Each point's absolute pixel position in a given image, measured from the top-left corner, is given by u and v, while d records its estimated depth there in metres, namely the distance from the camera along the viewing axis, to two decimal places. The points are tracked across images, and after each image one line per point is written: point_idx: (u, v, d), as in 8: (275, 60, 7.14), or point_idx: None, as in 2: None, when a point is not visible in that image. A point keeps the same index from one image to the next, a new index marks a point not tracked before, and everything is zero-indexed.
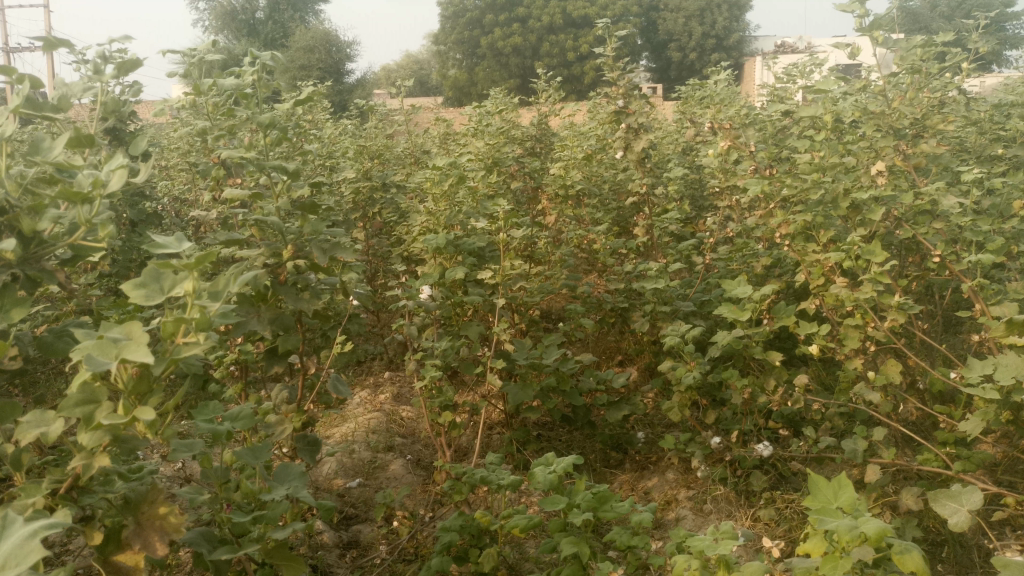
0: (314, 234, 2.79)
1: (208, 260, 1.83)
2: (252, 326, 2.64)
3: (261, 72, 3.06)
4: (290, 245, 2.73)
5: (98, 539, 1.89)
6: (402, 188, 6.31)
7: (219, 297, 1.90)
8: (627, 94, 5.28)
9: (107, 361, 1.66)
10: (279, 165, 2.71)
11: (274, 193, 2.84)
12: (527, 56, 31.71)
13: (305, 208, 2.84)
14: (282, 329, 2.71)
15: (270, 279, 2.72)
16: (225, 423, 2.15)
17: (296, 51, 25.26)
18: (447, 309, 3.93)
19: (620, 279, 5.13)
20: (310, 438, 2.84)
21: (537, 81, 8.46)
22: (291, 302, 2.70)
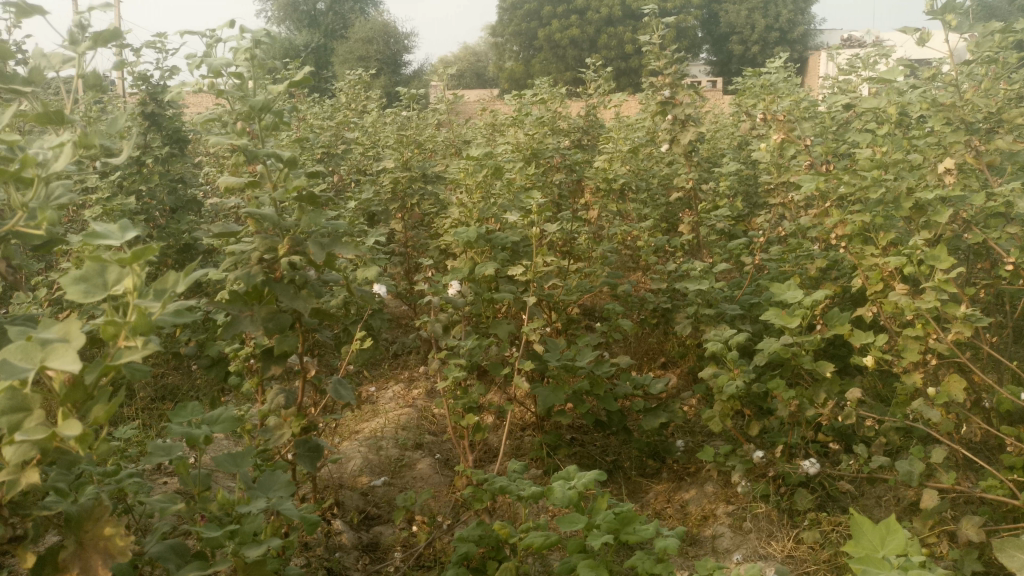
0: (315, 228, 2.63)
1: (147, 257, 1.69)
2: (243, 329, 2.57)
3: (254, 49, 3.03)
4: (285, 240, 2.58)
5: (31, 561, 1.80)
6: (443, 179, 6.17)
7: (163, 296, 1.75)
8: (674, 84, 5.03)
9: (28, 367, 1.55)
10: (272, 153, 2.59)
11: (273, 182, 2.71)
12: (585, 49, 31.34)
13: (305, 200, 2.68)
14: (278, 329, 2.62)
15: (265, 276, 2.58)
16: (203, 427, 2.13)
17: (355, 42, 25.43)
18: (477, 306, 3.76)
19: (664, 278, 4.89)
20: (312, 444, 2.67)
21: (589, 70, 8.22)
22: (285, 301, 2.57)
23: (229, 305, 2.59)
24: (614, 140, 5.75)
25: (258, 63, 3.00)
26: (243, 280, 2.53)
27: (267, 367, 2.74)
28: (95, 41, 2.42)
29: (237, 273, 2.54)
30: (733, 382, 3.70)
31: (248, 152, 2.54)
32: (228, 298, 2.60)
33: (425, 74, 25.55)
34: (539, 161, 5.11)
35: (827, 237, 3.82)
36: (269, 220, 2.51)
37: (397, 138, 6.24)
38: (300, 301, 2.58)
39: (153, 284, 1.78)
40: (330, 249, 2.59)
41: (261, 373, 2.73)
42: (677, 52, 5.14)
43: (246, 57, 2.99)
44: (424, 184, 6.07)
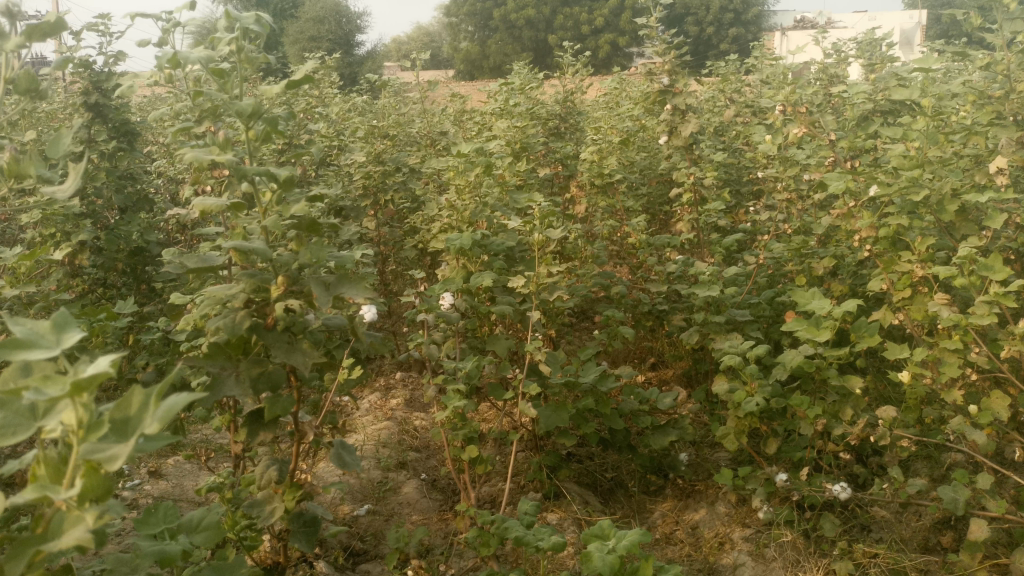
0: (315, 262, 2.29)
1: (95, 383, 1.34)
2: (228, 392, 2.22)
3: (242, 43, 2.59)
4: (279, 277, 2.22)
5: None
6: (417, 172, 5.79)
7: (125, 435, 1.41)
8: (673, 71, 4.70)
9: None
10: (264, 171, 2.17)
11: (261, 206, 2.34)
12: (541, 29, 30.81)
13: (301, 227, 2.31)
14: (269, 387, 2.27)
15: (256, 323, 2.22)
16: (181, 542, 1.95)
17: (307, 22, 24.60)
18: (473, 320, 3.41)
19: (662, 278, 4.59)
20: (307, 518, 2.57)
21: (563, 53, 7.85)
22: (280, 355, 2.21)
23: (210, 362, 2.24)
24: (601, 130, 5.41)
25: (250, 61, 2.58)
26: (226, 329, 2.16)
27: (254, 434, 2.40)
28: (29, 35, 2.09)
29: (220, 320, 2.17)
30: (753, 398, 3.43)
31: (233, 172, 2.17)
32: (207, 352, 2.25)
33: (379, 55, 24.82)
34: (526, 155, 4.75)
35: (850, 238, 3.56)
36: (261, 256, 2.14)
37: (367, 128, 5.81)
38: (298, 352, 2.24)
39: (112, 413, 1.43)
40: (334, 289, 2.25)
41: (246, 443, 2.37)
42: (673, 36, 4.82)
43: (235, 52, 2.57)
44: (398, 179, 5.67)
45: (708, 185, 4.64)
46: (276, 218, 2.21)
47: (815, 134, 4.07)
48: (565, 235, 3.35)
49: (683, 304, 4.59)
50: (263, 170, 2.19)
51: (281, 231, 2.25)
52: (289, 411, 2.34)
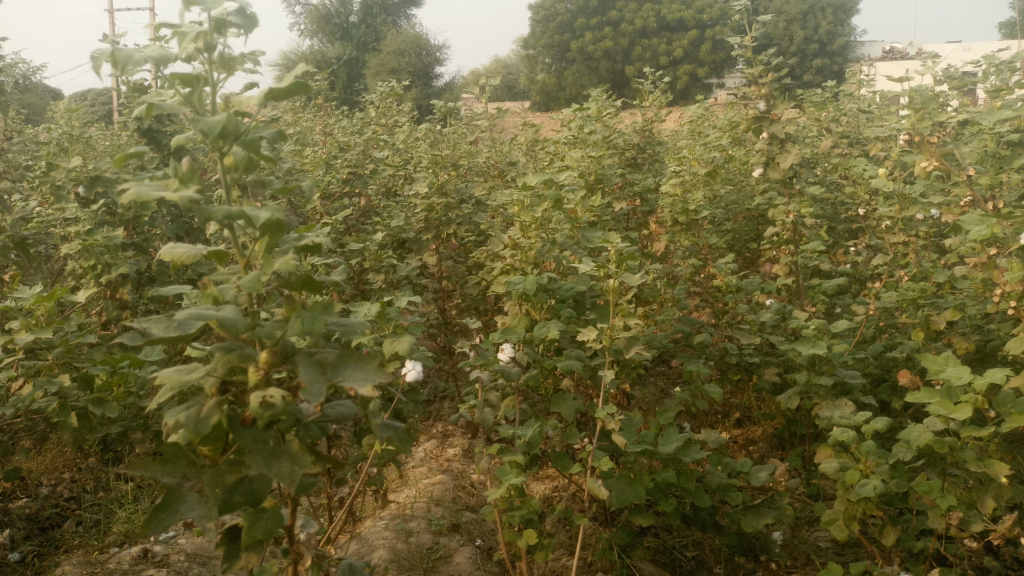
0: (308, 334, 1.83)
1: None
2: (186, 513, 1.85)
3: (209, 38, 2.02)
4: (262, 355, 1.81)
5: None
6: (483, 205, 5.41)
7: None
8: (771, 95, 4.16)
9: None
10: (237, 214, 1.74)
11: (244, 258, 1.91)
12: (618, 61, 30.47)
13: (295, 286, 1.87)
14: (247, 495, 1.84)
15: (230, 414, 1.81)
16: None
17: (387, 55, 24.92)
18: (535, 377, 2.95)
19: (752, 328, 4.05)
20: None
21: (644, 79, 7.43)
22: (258, 464, 1.79)
23: (165, 470, 1.87)
24: (685, 161, 4.93)
25: (215, 50, 2.01)
26: (188, 426, 1.73)
27: (235, 555, 2.02)
28: None
29: (181, 414, 1.74)
30: (868, 481, 2.87)
31: (197, 214, 1.75)
32: (167, 456, 1.88)
33: (457, 85, 24.91)
34: (601, 188, 4.30)
35: (996, 292, 2.95)
36: (228, 324, 1.73)
37: (431, 157, 5.47)
38: (282, 459, 1.82)
39: None
40: (331, 371, 1.81)
41: (223, 566, 2.00)
42: (770, 57, 4.31)
43: (201, 47, 2.00)
44: (462, 212, 5.30)
45: (808, 224, 4.09)
46: (256, 278, 1.80)
47: (947, 168, 3.48)
48: (645, 282, 2.87)
49: (777, 357, 4.05)
50: (256, 212, 1.79)
51: (263, 292, 1.82)
52: (272, 534, 1.93)
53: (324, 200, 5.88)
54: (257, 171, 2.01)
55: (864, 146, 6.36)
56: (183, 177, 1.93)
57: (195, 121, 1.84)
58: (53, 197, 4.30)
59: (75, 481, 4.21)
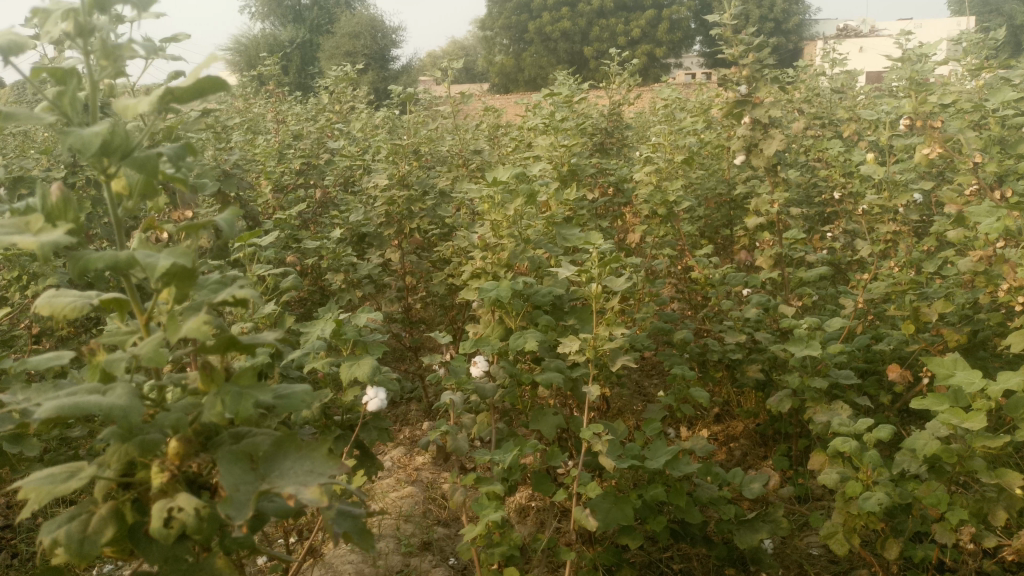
0: (234, 417, 1.50)
1: None
2: None
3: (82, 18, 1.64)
4: (171, 447, 1.52)
5: None
6: (447, 197, 5.12)
7: None
8: (754, 77, 3.91)
9: None
10: (118, 264, 1.41)
11: (144, 316, 1.56)
12: (577, 41, 30.06)
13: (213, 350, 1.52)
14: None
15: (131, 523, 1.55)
16: None
17: (342, 37, 24.27)
18: (511, 393, 2.69)
19: (735, 325, 3.84)
20: None
21: (610, 62, 7.15)
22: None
23: None
24: (660, 148, 4.67)
25: (93, 33, 1.63)
26: (68, 548, 1.44)
27: None
28: None
29: (61, 532, 1.46)
30: (871, 493, 2.67)
31: (71, 264, 1.43)
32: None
33: (414, 67, 24.36)
34: (574, 179, 4.04)
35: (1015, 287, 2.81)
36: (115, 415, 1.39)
37: (390, 147, 5.13)
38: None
39: None
40: (265, 466, 1.47)
41: None
42: (751, 37, 4.07)
43: (73, 28, 1.62)
44: (425, 205, 4.99)
45: (794, 214, 3.87)
46: (156, 345, 1.47)
47: (958, 157, 3.32)
48: (631, 286, 2.62)
49: (762, 354, 3.84)
50: (153, 259, 1.42)
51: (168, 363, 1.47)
52: None
53: (276, 194, 5.50)
54: (155, 197, 1.60)
55: (838, 127, 6.17)
56: (52, 213, 1.55)
57: (68, 136, 1.40)
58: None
59: (6, 509, 3.80)
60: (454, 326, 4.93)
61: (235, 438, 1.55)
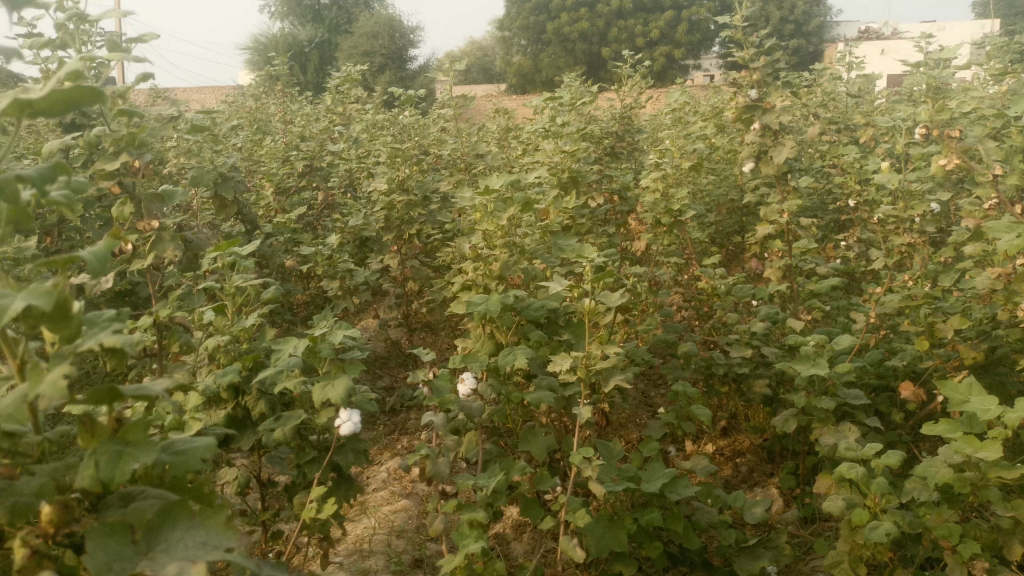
0: (108, 484, 1.34)
1: None
2: None
3: None
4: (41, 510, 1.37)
5: None
6: (449, 201, 5.00)
7: None
8: (764, 82, 3.75)
9: None
10: None
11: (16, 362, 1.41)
12: (595, 42, 29.78)
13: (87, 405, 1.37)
14: None
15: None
16: None
17: (360, 38, 24.26)
18: (499, 413, 2.57)
19: (741, 338, 3.69)
20: None
21: (622, 64, 7.01)
22: None
23: None
24: (668, 153, 4.53)
25: None
26: None
27: None
28: None
29: None
30: (878, 523, 2.52)
31: None
32: None
33: (431, 68, 24.28)
34: (577, 186, 3.91)
35: None
36: None
37: (391, 150, 5.02)
38: None
39: None
40: (147, 536, 1.34)
41: None
42: (762, 39, 3.91)
43: None
44: (425, 210, 4.88)
45: (804, 225, 3.71)
46: (16, 400, 1.34)
47: (978, 168, 3.15)
48: (626, 302, 2.49)
49: (768, 369, 3.70)
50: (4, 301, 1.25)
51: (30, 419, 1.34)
52: None
53: (277, 196, 5.41)
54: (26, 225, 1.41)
55: (855, 132, 5.99)
56: None
57: None
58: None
59: None
60: (454, 334, 4.82)
61: (123, 500, 1.43)
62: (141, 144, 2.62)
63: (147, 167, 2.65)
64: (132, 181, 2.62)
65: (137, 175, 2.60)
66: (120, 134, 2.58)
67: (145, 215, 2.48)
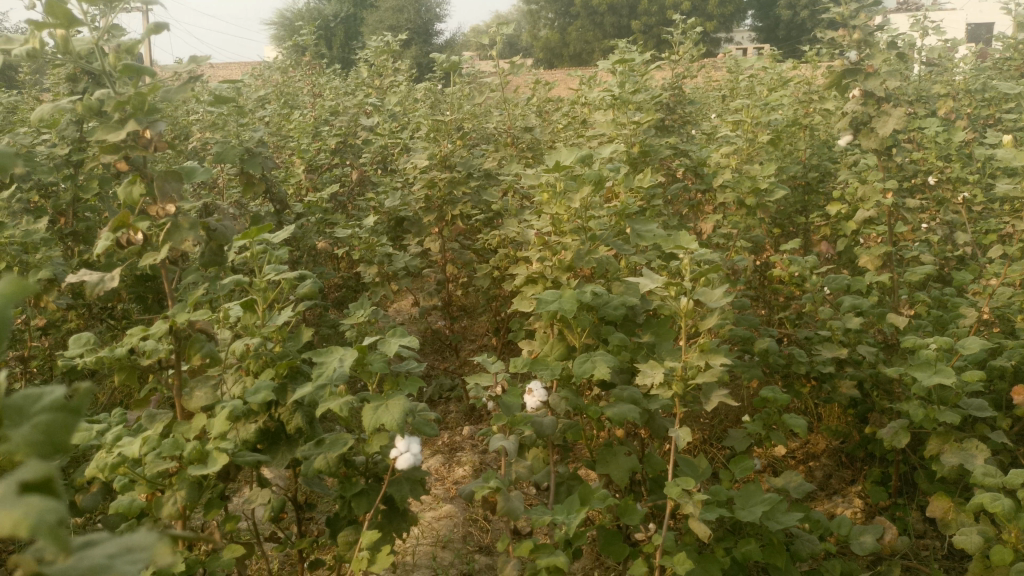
0: None
1: None
2: None
3: None
4: None
5: None
6: (493, 179, 4.61)
7: None
8: (864, 42, 3.32)
9: None
10: None
11: None
12: (624, 16, 28.85)
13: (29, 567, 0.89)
14: None
15: None
16: None
17: (386, 12, 23.78)
18: (575, 430, 2.18)
19: (832, 335, 3.27)
20: None
21: (673, 31, 6.52)
22: None
23: None
24: (739, 125, 4.07)
25: None
26: None
27: None
28: None
29: None
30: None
31: None
32: None
33: (457, 43, 23.70)
34: (645, 163, 3.53)
35: None
36: None
37: (431, 123, 4.61)
38: None
39: None
40: None
41: None
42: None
43: None
44: (470, 189, 4.49)
45: (908, 206, 3.28)
46: None
47: None
48: (728, 300, 2.09)
49: (861, 370, 3.28)
50: None
51: None
52: None
53: (307, 174, 5.03)
54: None
55: (933, 104, 5.48)
56: None
57: None
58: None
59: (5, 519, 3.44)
60: (500, 323, 4.44)
61: None
62: (152, 110, 2.23)
63: (160, 137, 2.29)
64: (144, 155, 2.24)
65: (148, 148, 2.23)
66: (126, 97, 2.19)
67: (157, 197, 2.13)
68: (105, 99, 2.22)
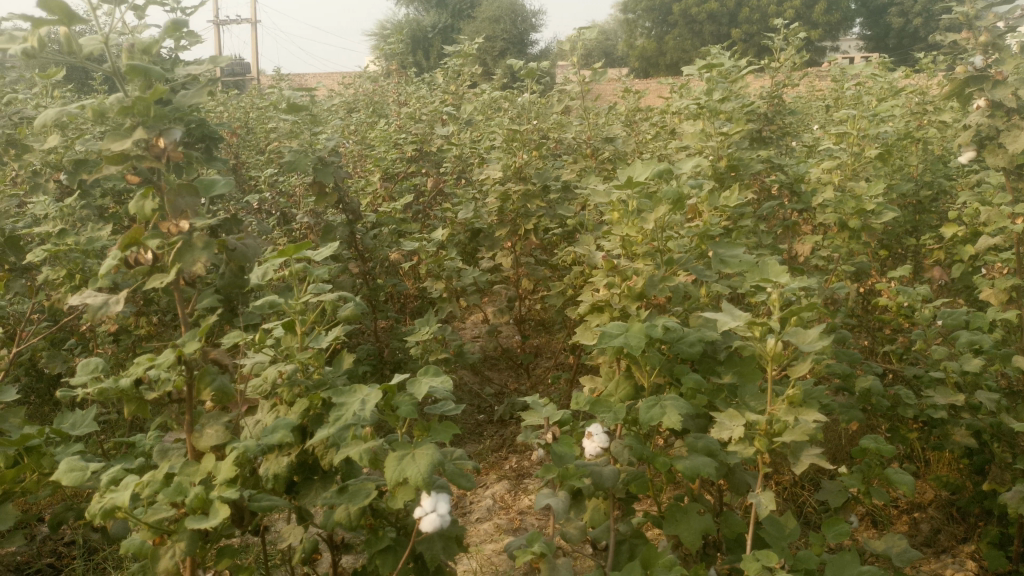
0: None
1: None
2: None
3: None
4: None
5: None
6: (572, 193, 4.36)
7: None
8: (993, 46, 2.92)
9: None
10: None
11: None
12: (725, 24, 28.00)
13: None
14: None
15: None
16: None
17: (481, 21, 23.83)
18: (641, 484, 1.91)
19: (944, 378, 2.88)
20: None
21: (777, 35, 6.08)
22: None
23: None
24: (845, 137, 3.68)
25: None
26: None
27: None
28: None
29: None
30: None
31: None
32: None
33: (552, 52, 23.50)
34: (735, 179, 3.22)
35: None
36: None
37: (508, 133, 4.40)
38: None
39: None
40: None
41: None
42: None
43: None
44: (546, 202, 4.26)
45: None
46: None
47: None
48: (824, 344, 1.78)
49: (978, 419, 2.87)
50: None
51: None
52: None
53: (383, 183, 4.92)
54: None
55: None
56: None
57: None
58: (28, 185, 3.42)
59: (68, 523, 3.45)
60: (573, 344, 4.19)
61: None
62: (161, 116, 2.04)
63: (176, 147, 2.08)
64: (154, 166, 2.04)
65: (158, 157, 2.03)
66: (130, 101, 2.00)
67: (173, 211, 1.97)
68: (114, 103, 2.05)
